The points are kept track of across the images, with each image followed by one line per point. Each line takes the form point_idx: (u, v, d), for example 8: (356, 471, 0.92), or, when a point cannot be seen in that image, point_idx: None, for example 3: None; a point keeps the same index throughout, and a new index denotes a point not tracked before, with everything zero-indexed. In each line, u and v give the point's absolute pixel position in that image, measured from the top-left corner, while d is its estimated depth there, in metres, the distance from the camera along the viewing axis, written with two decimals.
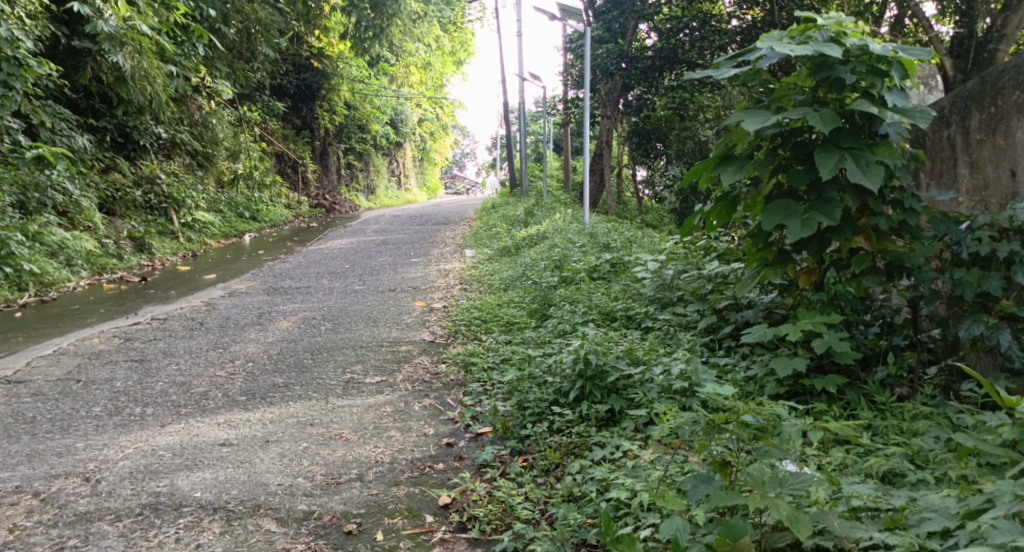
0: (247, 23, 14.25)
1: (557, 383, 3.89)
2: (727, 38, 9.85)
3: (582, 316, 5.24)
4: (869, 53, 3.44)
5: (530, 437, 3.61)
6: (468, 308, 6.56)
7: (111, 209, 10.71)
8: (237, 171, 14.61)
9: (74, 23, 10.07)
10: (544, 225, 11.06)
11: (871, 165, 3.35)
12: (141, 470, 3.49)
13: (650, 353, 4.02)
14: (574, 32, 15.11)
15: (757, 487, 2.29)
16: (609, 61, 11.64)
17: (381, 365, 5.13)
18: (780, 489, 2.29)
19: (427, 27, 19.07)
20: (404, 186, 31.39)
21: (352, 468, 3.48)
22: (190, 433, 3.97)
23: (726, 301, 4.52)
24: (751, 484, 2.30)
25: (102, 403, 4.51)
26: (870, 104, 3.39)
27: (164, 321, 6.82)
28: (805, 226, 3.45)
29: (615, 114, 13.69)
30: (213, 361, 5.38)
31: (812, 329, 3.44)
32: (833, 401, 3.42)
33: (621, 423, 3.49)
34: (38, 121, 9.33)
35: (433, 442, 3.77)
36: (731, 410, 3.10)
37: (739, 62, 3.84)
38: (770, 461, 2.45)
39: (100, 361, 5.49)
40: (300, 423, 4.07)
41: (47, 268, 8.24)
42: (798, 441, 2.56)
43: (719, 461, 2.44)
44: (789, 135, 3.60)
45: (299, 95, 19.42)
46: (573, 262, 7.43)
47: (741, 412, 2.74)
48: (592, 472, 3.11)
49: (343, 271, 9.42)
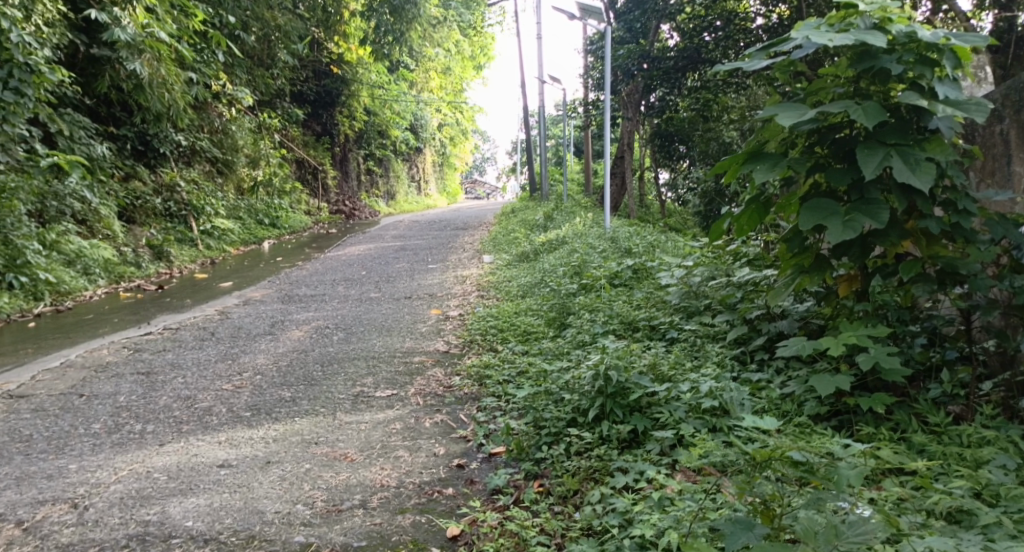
0: (267, 30, 14.16)
1: (575, 400, 3.62)
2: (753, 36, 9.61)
3: (603, 325, 4.98)
4: (917, 41, 3.18)
5: (546, 460, 3.35)
6: (484, 317, 6.32)
7: (130, 217, 10.61)
8: (256, 178, 14.52)
9: (92, 31, 9.97)
10: (564, 230, 10.78)
11: (921, 163, 3.09)
12: (133, 495, 3.28)
13: (676, 369, 3.74)
14: (595, 33, 14.83)
15: (808, 538, 2.08)
16: (630, 61, 11.37)
17: (393, 378, 4.89)
18: (835, 544, 2.07)
19: (447, 31, 18.90)
20: (424, 191, 31.22)
21: (356, 494, 3.25)
22: (188, 453, 3.75)
23: (757, 310, 4.24)
24: (802, 536, 2.09)
25: (102, 420, 4.32)
26: (918, 96, 3.12)
27: (175, 331, 6.63)
28: (847, 228, 3.18)
29: (636, 115, 13.39)
30: (221, 374, 5.17)
31: (855, 343, 3.16)
32: (880, 423, 3.15)
33: (645, 446, 3.23)
34: (56, 130, 9.22)
35: (443, 463, 3.53)
36: (769, 436, 2.81)
37: (771, 53, 3.58)
38: (824, 507, 2.23)
39: (106, 374, 5.29)
40: (305, 441, 3.85)
41: (63, 277, 8.11)
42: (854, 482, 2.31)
43: (760, 504, 2.29)
44: (828, 131, 3.35)
45: (319, 101, 19.34)
46: (593, 268, 7.16)
47: (786, 447, 2.47)
48: (614, 502, 2.84)
49: (359, 278, 9.22)
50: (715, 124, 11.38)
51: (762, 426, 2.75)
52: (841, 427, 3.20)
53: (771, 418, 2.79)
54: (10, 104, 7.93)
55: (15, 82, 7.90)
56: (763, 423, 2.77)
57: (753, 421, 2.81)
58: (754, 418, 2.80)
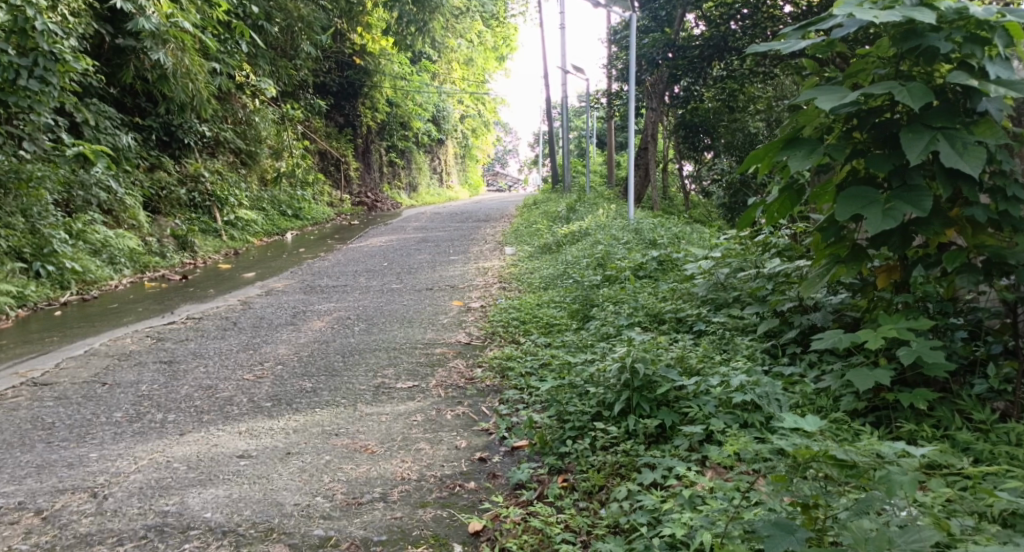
0: (290, 21, 14.17)
1: (600, 394, 3.53)
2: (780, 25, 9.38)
3: (628, 318, 4.88)
4: (968, 18, 3.08)
5: (570, 454, 3.27)
6: (507, 308, 6.24)
7: (156, 207, 10.66)
8: (279, 169, 14.56)
9: (118, 21, 10.02)
10: (587, 221, 10.66)
11: (969, 147, 3.01)
12: (152, 485, 3.24)
13: (705, 362, 3.64)
14: (619, 23, 14.65)
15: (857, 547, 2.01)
16: (656, 51, 11.21)
17: (414, 369, 4.83)
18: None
19: (469, 22, 18.80)
20: (446, 183, 31.16)
21: (376, 487, 3.20)
22: (208, 443, 3.71)
23: (788, 302, 4.14)
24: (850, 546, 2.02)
25: (124, 408, 4.29)
26: (968, 77, 3.03)
27: (198, 321, 6.62)
28: (887, 216, 3.09)
29: (660, 106, 13.20)
30: (243, 363, 5.14)
31: (895, 336, 3.07)
32: (920, 418, 3.04)
33: (673, 441, 3.14)
34: (81, 119, 9.26)
35: (465, 457, 3.47)
36: (808, 437, 2.70)
37: (809, 32, 3.48)
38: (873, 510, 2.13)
39: (128, 362, 5.28)
40: (325, 432, 3.80)
41: (89, 266, 8.13)
42: (907, 483, 2.19)
43: (801, 501, 2.20)
44: (868, 114, 3.26)
45: (341, 93, 19.36)
46: (616, 260, 7.05)
47: (830, 445, 2.36)
48: (642, 499, 2.76)
49: (380, 269, 9.19)
50: (740, 115, 11.80)
51: (805, 429, 2.48)
52: (878, 423, 3.09)
53: (811, 417, 2.52)
54: (34, 93, 7.93)
55: (40, 71, 7.84)
56: (805, 425, 2.50)
57: (792, 422, 2.53)
58: (793, 419, 2.52)
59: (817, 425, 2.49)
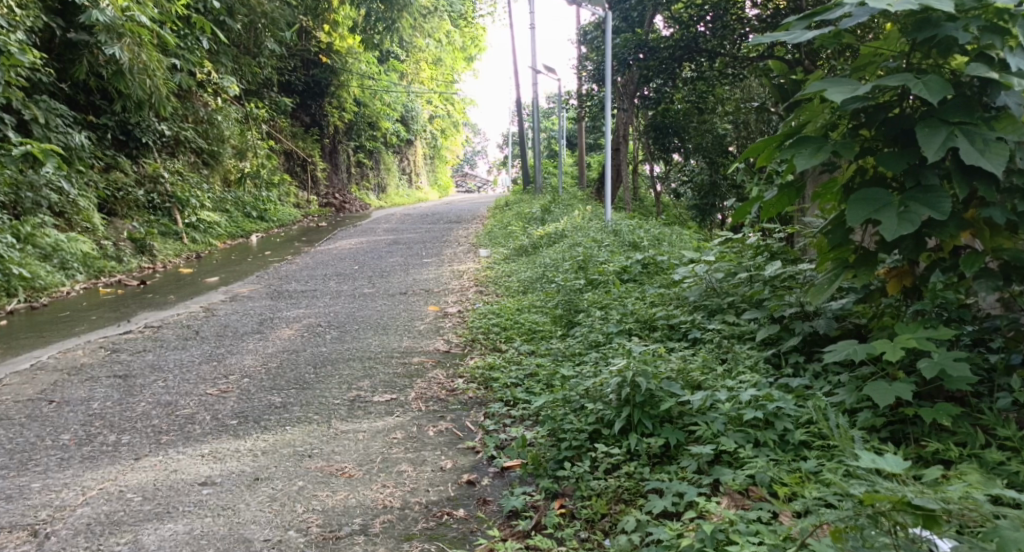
0: (253, 17, 13.79)
1: (598, 411, 3.28)
2: (748, 26, 9.32)
3: (617, 324, 4.64)
4: (988, 7, 2.86)
5: (569, 477, 3.01)
6: (486, 314, 5.96)
7: (112, 209, 10.17)
8: (243, 169, 14.05)
9: (68, 14, 9.54)
10: (562, 223, 10.43)
11: (990, 143, 2.79)
12: (101, 521, 2.92)
13: (708, 375, 3.40)
14: (590, 23, 14.41)
15: None
16: (626, 51, 10.41)
17: (392, 380, 4.52)
18: None
19: (439, 22, 18.52)
20: (415, 184, 30.74)
21: (355, 517, 2.93)
22: (167, 468, 3.37)
23: (788, 308, 3.92)
24: None
25: (72, 430, 3.92)
26: (988, 69, 2.82)
27: (157, 330, 6.24)
28: (902, 220, 2.87)
29: (631, 108, 13.01)
30: (205, 377, 4.79)
31: (914, 346, 2.85)
32: (943, 435, 2.81)
33: (679, 462, 2.90)
34: (30, 117, 8.79)
35: (452, 480, 3.20)
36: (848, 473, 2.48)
37: (815, 23, 3.26)
38: None
39: (78, 378, 4.89)
40: (297, 455, 3.49)
41: (38, 272, 7.68)
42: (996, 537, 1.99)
43: None
44: (876, 110, 3.06)
45: (307, 92, 18.93)
46: (599, 263, 6.79)
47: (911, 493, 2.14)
48: (654, 532, 2.52)
49: (352, 273, 8.84)
50: (711, 116, 11.71)
51: (885, 467, 2.25)
52: (896, 440, 2.86)
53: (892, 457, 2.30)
54: None
55: None
56: (885, 464, 2.26)
57: (869, 460, 2.31)
58: (872, 457, 2.30)
59: (898, 465, 2.26)
